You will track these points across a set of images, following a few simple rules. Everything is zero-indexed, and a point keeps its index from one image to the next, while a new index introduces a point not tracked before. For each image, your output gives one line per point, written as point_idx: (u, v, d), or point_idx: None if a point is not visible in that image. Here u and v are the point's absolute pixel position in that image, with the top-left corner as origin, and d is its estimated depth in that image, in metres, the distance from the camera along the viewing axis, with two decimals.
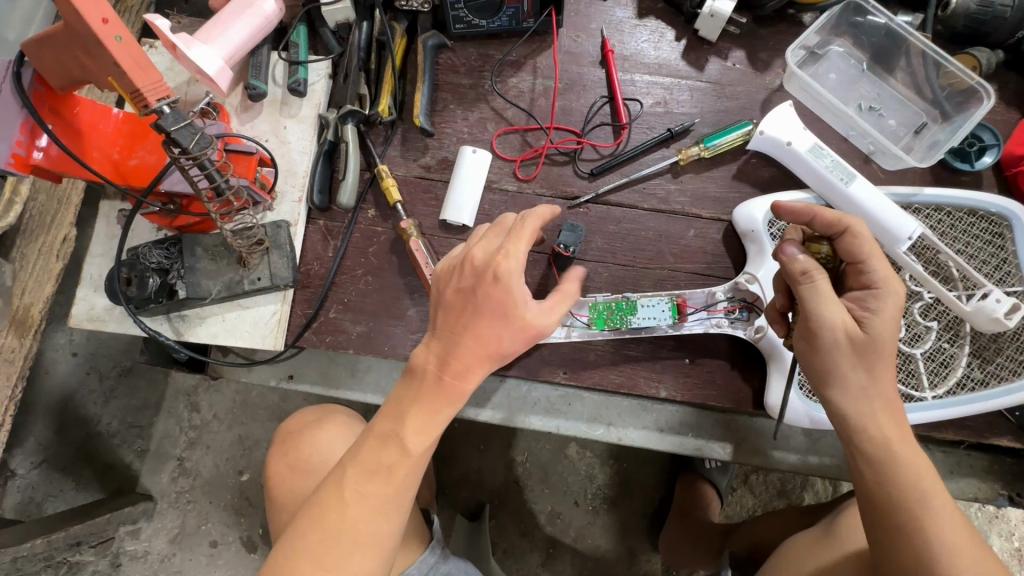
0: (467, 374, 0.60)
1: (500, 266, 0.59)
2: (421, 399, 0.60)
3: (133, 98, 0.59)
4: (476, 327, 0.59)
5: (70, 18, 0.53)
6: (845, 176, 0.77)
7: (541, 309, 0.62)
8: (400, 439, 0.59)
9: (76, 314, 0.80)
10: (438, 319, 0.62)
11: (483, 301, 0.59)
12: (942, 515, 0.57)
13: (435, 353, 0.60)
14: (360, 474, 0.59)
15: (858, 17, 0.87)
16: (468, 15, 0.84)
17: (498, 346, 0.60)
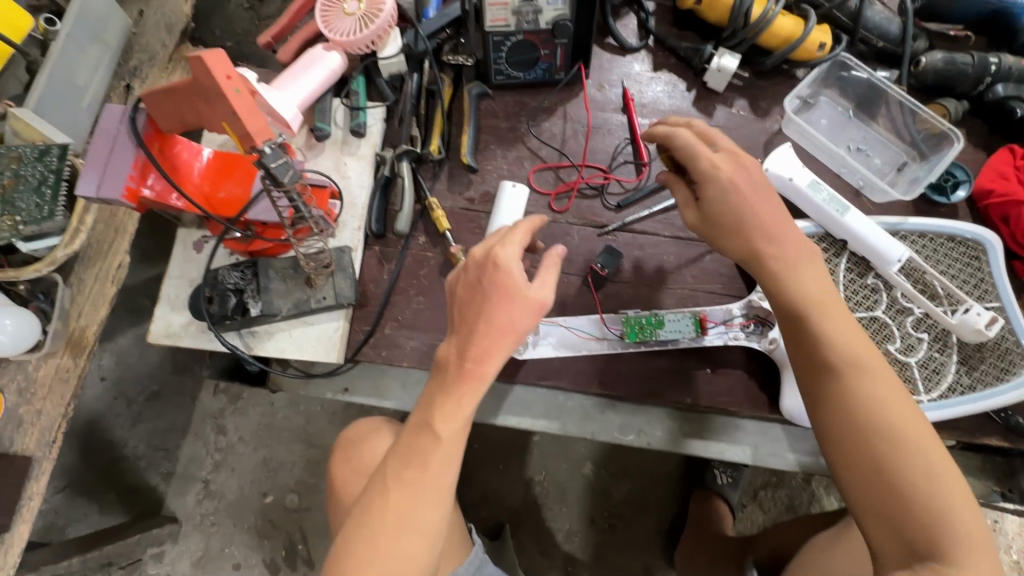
0: (487, 358, 0.67)
1: (498, 254, 0.68)
2: (446, 390, 0.68)
3: (242, 140, 0.68)
4: (490, 311, 0.67)
5: (200, 74, 0.63)
6: (839, 207, 0.89)
7: (538, 285, 0.70)
8: (431, 426, 0.67)
9: (155, 331, 0.88)
10: (454, 315, 0.70)
11: (490, 287, 0.67)
12: (926, 451, 0.63)
13: (455, 345, 0.69)
14: (400, 463, 0.68)
15: (843, 71, 1.01)
16: (508, 68, 0.97)
17: (512, 324, 0.67)
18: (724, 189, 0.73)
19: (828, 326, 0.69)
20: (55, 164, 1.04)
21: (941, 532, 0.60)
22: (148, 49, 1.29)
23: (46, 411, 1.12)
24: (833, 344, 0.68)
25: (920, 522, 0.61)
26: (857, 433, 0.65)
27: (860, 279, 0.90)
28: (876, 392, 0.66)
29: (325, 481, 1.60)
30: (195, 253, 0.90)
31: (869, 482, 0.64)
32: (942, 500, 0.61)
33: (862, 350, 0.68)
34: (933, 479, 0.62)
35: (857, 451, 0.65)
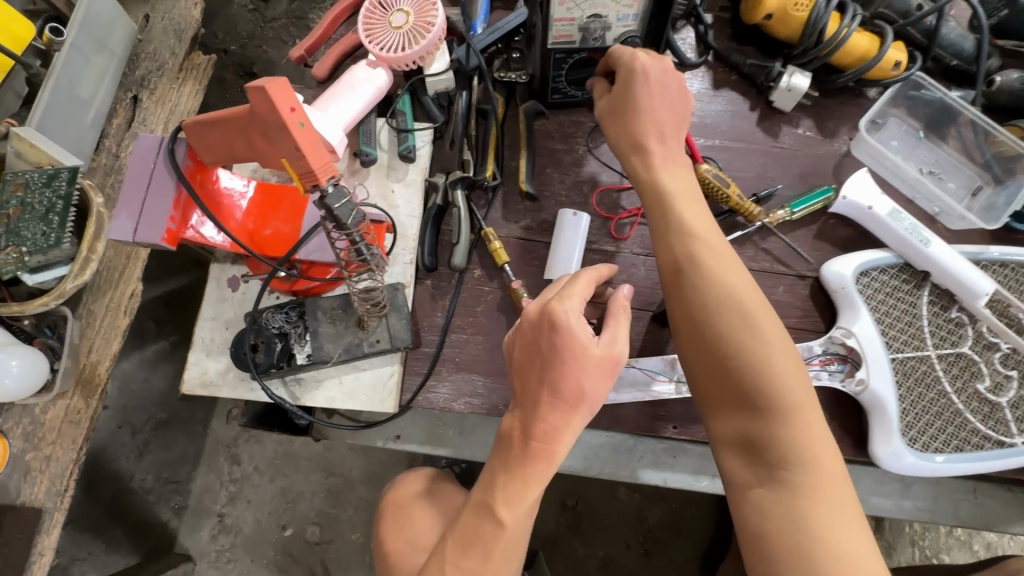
0: (557, 435, 0.63)
1: (556, 311, 0.63)
2: (511, 466, 0.64)
3: (303, 177, 0.61)
4: (554, 379, 0.63)
5: (261, 105, 0.56)
6: (923, 238, 0.84)
7: (606, 341, 0.65)
8: (491, 511, 0.64)
9: (189, 379, 0.79)
10: (517, 383, 0.67)
11: (552, 350, 0.63)
12: (784, 371, 0.62)
13: (520, 420, 0.65)
14: (459, 547, 0.65)
15: (914, 91, 0.96)
16: (566, 87, 0.90)
17: (582, 392, 0.63)
18: (647, 111, 0.72)
19: (713, 243, 0.68)
20: (64, 189, 0.92)
21: (802, 447, 0.60)
22: (156, 56, 1.15)
23: (56, 457, 1.00)
24: (711, 257, 0.67)
25: (768, 437, 0.61)
26: (715, 350, 0.64)
27: (943, 313, 0.85)
28: (745, 309, 0.64)
29: (347, 511, 1.49)
30: (230, 291, 0.82)
31: (728, 398, 0.64)
32: (805, 418, 0.61)
33: (719, 267, 0.66)
34: (788, 397, 0.61)
35: (710, 367, 0.65)
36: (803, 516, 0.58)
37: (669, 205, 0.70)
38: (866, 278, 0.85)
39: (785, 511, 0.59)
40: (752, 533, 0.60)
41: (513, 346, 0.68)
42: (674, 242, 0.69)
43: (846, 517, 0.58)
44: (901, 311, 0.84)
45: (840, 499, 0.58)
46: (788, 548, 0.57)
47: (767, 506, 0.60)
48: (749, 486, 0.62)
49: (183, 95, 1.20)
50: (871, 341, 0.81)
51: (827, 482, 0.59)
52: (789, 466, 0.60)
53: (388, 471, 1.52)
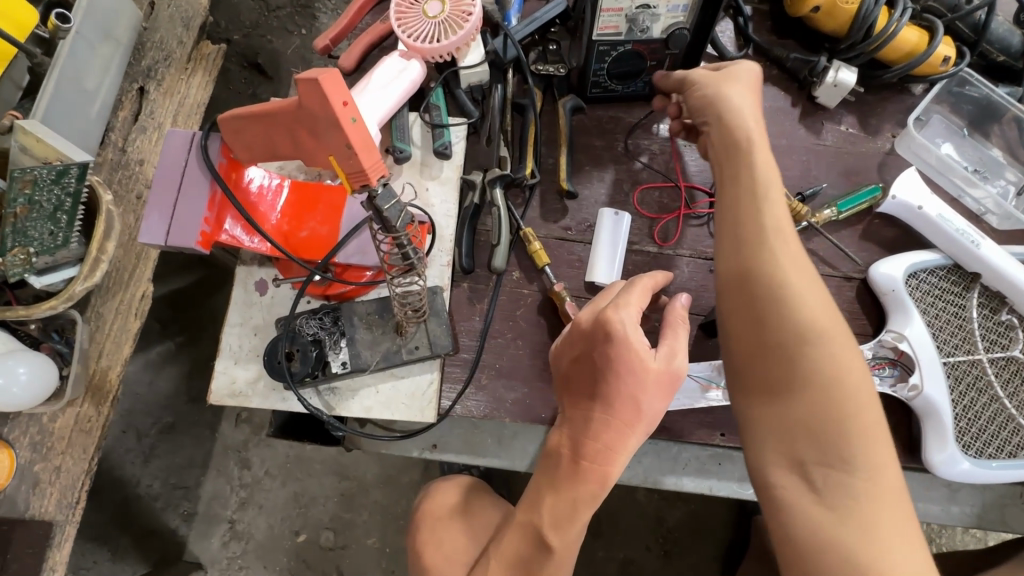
0: (611, 455, 0.58)
1: (610, 321, 0.59)
2: (560, 484, 0.59)
3: (354, 177, 0.59)
4: (609, 394, 0.58)
5: (315, 101, 0.54)
6: (974, 239, 0.81)
7: (663, 355, 0.60)
8: (538, 530, 0.60)
9: (217, 389, 0.75)
10: (565, 400, 0.62)
11: (606, 364, 0.58)
12: (856, 385, 0.59)
13: (568, 436, 0.60)
14: (502, 566, 0.62)
15: (958, 87, 0.94)
16: (607, 81, 0.86)
17: (638, 408, 0.58)
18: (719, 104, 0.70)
19: (788, 238, 0.64)
20: (73, 187, 0.87)
21: (861, 460, 0.57)
22: (163, 45, 1.09)
23: (66, 468, 0.92)
24: (787, 252, 0.63)
25: (827, 445, 0.58)
26: (780, 349, 0.61)
27: (992, 316, 0.83)
28: (819, 310, 0.61)
29: (362, 515, 1.43)
30: (258, 296, 0.78)
31: (781, 400, 0.60)
32: (869, 433, 0.58)
33: (796, 265, 0.63)
34: (856, 409, 0.58)
35: (771, 365, 0.61)
36: (853, 530, 0.55)
37: (748, 193, 0.66)
38: (915, 280, 0.83)
39: (822, 520, 0.56)
40: (790, 543, 0.57)
41: (561, 358, 0.64)
42: (744, 230, 0.65)
43: (900, 536, 0.55)
44: (950, 314, 0.82)
45: (897, 520, 0.56)
46: (832, 562, 0.55)
47: (811, 517, 0.57)
48: (788, 490, 0.59)
49: (193, 87, 1.12)
50: (924, 345, 0.79)
51: (886, 499, 0.56)
52: (847, 481, 0.57)
53: (402, 474, 1.45)
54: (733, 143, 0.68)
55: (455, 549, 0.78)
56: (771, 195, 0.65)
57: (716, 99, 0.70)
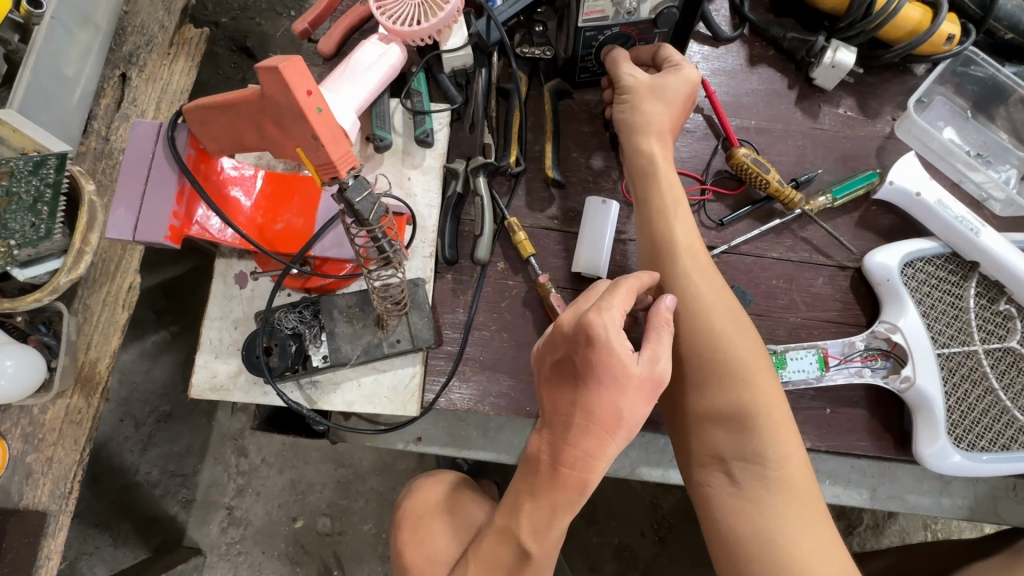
0: (590, 462, 0.57)
1: (590, 324, 0.56)
2: (538, 491, 0.59)
3: (325, 169, 0.57)
4: (589, 401, 0.56)
5: (278, 92, 0.52)
6: (974, 226, 0.78)
7: (646, 359, 0.59)
8: (515, 538, 0.61)
9: (198, 383, 0.75)
10: (546, 400, 0.61)
11: (585, 367, 0.56)
12: (765, 385, 0.66)
13: (547, 441, 0.59)
14: (479, 571, 0.63)
15: (963, 66, 0.91)
16: (596, 65, 0.83)
17: (619, 416, 0.56)
18: (644, 114, 0.75)
19: (699, 257, 0.72)
20: (53, 177, 0.86)
21: (773, 453, 0.63)
22: (144, 30, 1.06)
23: (59, 459, 0.92)
24: (697, 271, 0.71)
25: (742, 441, 0.64)
26: (694, 360, 0.68)
27: (990, 306, 0.80)
28: (724, 322, 0.68)
29: (359, 502, 1.44)
30: (238, 289, 0.77)
31: (695, 402, 0.67)
32: (777, 428, 0.64)
33: (706, 281, 0.70)
34: (767, 408, 0.65)
35: (687, 373, 0.68)
36: (766, 517, 0.61)
37: (662, 215, 0.73)
38: (911, 269, 0.81)
39: (741, 513, 0.63)
40: (717, 533, 0.64)
41: (541, 359, 0.63)
42: (663, 248, 0.72)
43: (808, 518, 0.61)
44: (947, 304, 0.80)
45: (805, 504, 0.62)
46: (749, 545, 0.61)
47: (731, 506, 0.63)
48: (712, 486, 0.65)
49: (176, 73, 1.07)
50: (918, 335, 0.77)
51: (797, 487, 0.62)
52: (763, 473, 0.63)
53: (397, 462, 1.45)
54: (654, 167, 0.75)
55: (437, 548, 0.78)
56: (682, 220, 0.73)
57: (636, 111, 0.76)
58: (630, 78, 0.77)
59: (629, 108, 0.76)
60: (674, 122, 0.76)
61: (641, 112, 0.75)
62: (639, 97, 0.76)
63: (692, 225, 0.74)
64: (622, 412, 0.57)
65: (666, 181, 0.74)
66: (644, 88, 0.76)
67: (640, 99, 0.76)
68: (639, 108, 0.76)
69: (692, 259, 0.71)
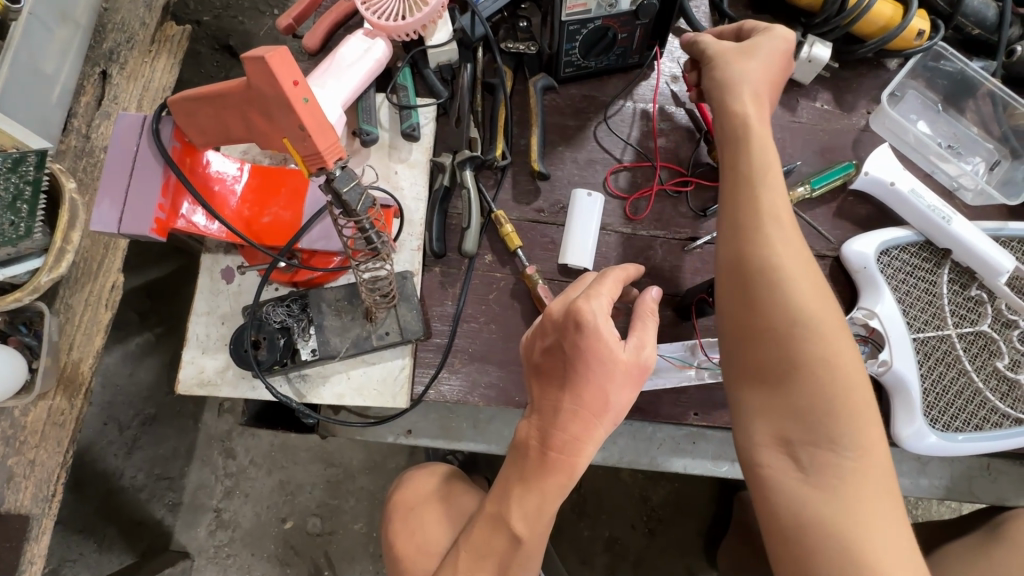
0: (578, 446, 0.59)
1: (579, 311, 0.57)
2: (529, 477, 0.60)
3: (309, 159, 0.57)
4: (578, 386, 0.58)
5: (263, 82, 0.52)
6: (945, 214, 0.81)
7: (633, 346, 0.60)
8: (507, 525, 0.61)
9: (185, 379, 0.74)
10: (534, 389, 0.62)
11: (574, 353, 0.58)
12: (848, 368, 0.62)
13: (536, 427, 0.60)
14: (472, 558, 0.63)
15: (933, 62, 0.94)
16: (580, 59, 0.84)
17: (606, 401, 0.58)
18: (733, 75, 0.72)
19: (786, 227, 0.66)
20: (32, 175, 0.84)
21: (849, 441, 0.60)
22: (124, 27, 1.04)
23: (41, 461, 0.90)
24: (783, 242, 0.65)
25: (814, 425, 0.61)
26: (772, 334, 0.63)
27: (962, 292, 0.83)
28: (812, 297, 0.63)
29: (349, 501, 1.43)
30: (225, 284, 0.76)
31: (767, 378, 0.64)
32: (857, 415, 0.61)
33: (793, 253, 0.65)
34: (846, 393, 0.61)
35: (761, 347, 0.64)
36: (835, 507, 0.58)
37: (749, 180, 0.68)
38: (887, 257, 0.83)
39: (806, 500, 0.60)
40: (777, 519, 0.61)
41: (532, 347, 0.63)
42: (744, 215, 0.67)
43: (881, 513, 0.58)
44: (921, 291, 0.82)
45: (878, 500, 0.59)
46: (814, 534, 0.58)
47: (797, 493, 0.60)
48: (774, 470, 0.62)
49: (157, 70, 1.07)
50: (893, 320, 0.80)
51: (871, 480, 0.60)
52: (833, 461, 0.60)
53: (388, 460, 1.45)
54: (740, 128, 0.70)
55: (429, 539, 0.78)
56: (768, 187, 0.67)
57: (723, 76, 0.72)
58: (714, 48, 0.75)
59: (716, 72, 0.73)
60: (762, 87, 0.72)
61: (729, 74, 0.72)
62: (732, 64, 0.72)
63: (777, 193, 0.68)
64: (610, 397, 0.59)
65: (753, 143, 0.69)
66: (730, 53, 0.73)
67: (733, 65, 0.72)
68: (729, 73, 0.72)
69: (779, 228, 0.66)
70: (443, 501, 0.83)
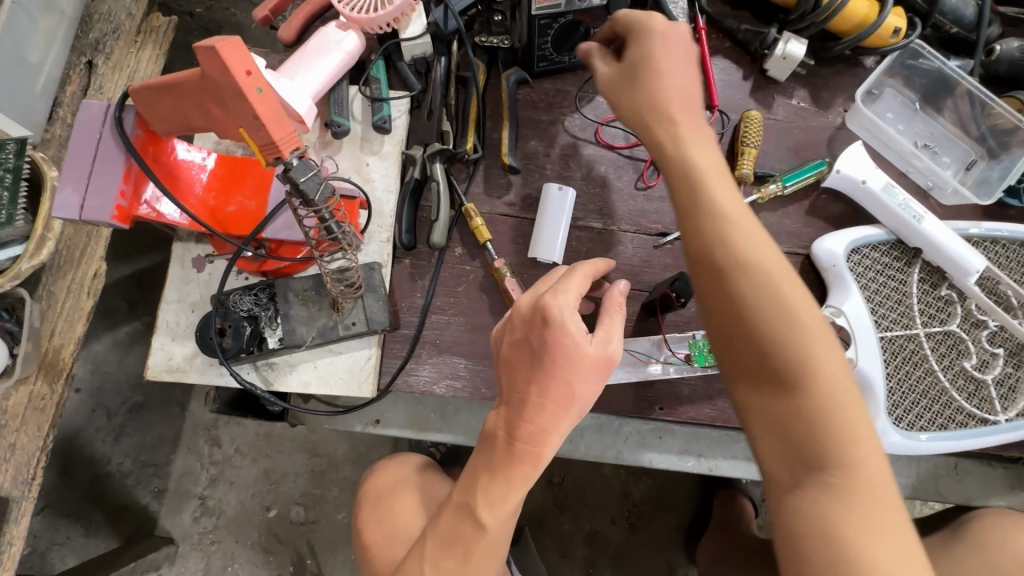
0: (543, 437, 0.59)
1: (547, 304, 0.59)
2: (494, 465, 0.60)
3: (265, 150, 0.58)
4: (544, 379, 0.59)
5: (216, 70, 0.53)
6: (916, 213, 0.81)
7: (600, 340, 0.61)
8: (472, 512, 0.61)
9: (154, 365, 0.75)
10: (503, 380, 0.63)
11: (541, 346, 0.59)
12: (837, 374, 0.56)
13: (504, 418, 0.61)
14: (438, 545, 0.62)
15: (912, 60, 0.93)
16: (553, 54, 0.84)
17: (572, 392, 0.59)
18: (659, 51, 0.66)
19: (741, 214, 0.60)
20: (13, 162, 0.86)
21: (840, 456, 0.54)
22: (111, 17, 1.05)
23: (21, 445, 0.92)
24: (740, 238, 0.59)
25: (808, 441, 0.55)
26: (765, 341, 0.57)
27: (933, 291, 0.83)
28: (797, 309, 0.57)
29: (332, 491, 1.45)
30: (195, 273, 0.77)
31: (773, 387, 0.57)
32: (854, 430, 0.55)
33: (755, 242, 0.59)
34: (843, 402, 0.55)
35: (751, 356, 0.58)
36: (840, 528, 0.52)
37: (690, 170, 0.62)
38: (857, 255, 0.83)
39: (819, 521, 0.53)
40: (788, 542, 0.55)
41: (502, 338, 0.64)
42: (709, 207, 0.61)
43: (897, 533, 0.52)
44: (890, 289, 0.83)
45: (882, 519, 0.52)
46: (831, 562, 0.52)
47: (805, 514, 0.54)
48: (787, 499, 0.56)
49: (143, 60, 1.09)
50: (860, 319, 0.80)
51: (870, 497, 0.53)
52: (831, 477, 0.54)
53: (371, 451, 1.46)
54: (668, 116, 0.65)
55: (391, 531, 0.79)
56: (728, 216, 0.59)
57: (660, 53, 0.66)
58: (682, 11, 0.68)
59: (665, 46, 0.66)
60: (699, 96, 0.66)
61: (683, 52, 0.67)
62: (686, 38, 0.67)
63: (730, 191, 0.62)
64: (578, 390, 0.59)
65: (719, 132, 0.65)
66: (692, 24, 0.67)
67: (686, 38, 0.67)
68: (655, 69, 0.66)
69: (736, 215, 0.60)
70: (412, 492, 0.84)
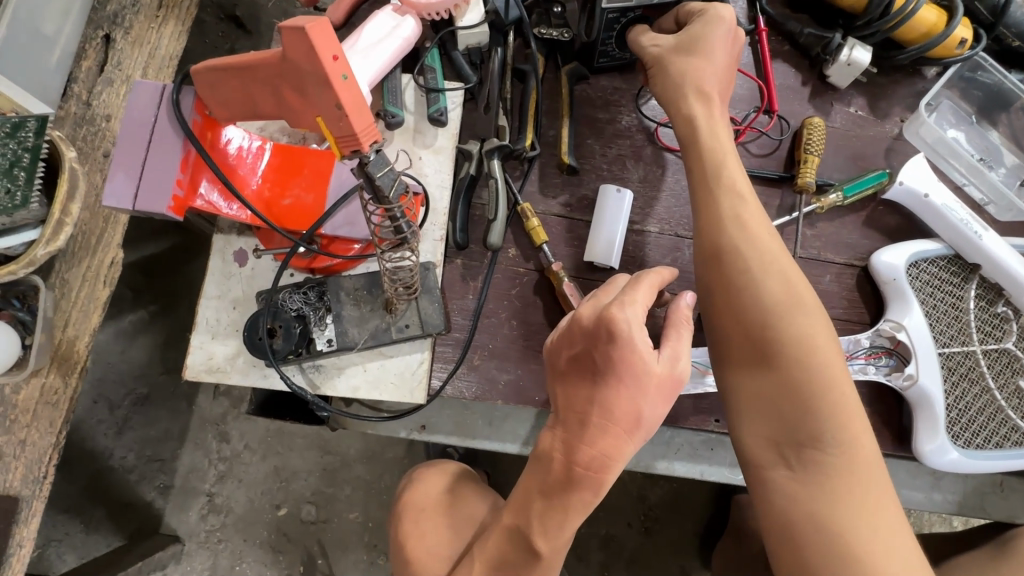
0: (606, 463, 0.56)
1: (614, 317, 0.55)
2: (548, 489, 0.58)
3: (344, 142, 0.54)
4: (607, 399, 0.55)
5: (300, 55, 0.49)
6: (977, 229, 0.80)
7: (667, 358, 0.58)
8: (526, 537, 0.59)
9: (193, 365, 0.71)
10: (560, 396, 0.59)
11: (605, 364, 0.55)
12: (833, 367, 0.62)
13: (562, 439, 0.58)
14: (487, 569, 0.62)
15: (971, 72, 0.92)
16: (616, 50, 0.81)
17: (638, 418, 0.56)
18: (700, 60, 0.70)
19: (750, 223, 0.67)
20: (31, 142, 0.78)
21: (832, 438, 0.61)
22: None
23: (32, 442, 0.86)
24: (750, 246, 0.66)
25: (799, 425, 0.62)
26: (762, 335, 0.64)
27: (988, 308, 0.82)
28: (799, 312, 0.63)
29: (344, 490, 1.41)
30: (237, 267, 0.73)
31: (769, 376, 0.63)
32: (845, 418, 0.61)
33: (761, 247, 0.66)
34: (834, 393, 0.62)
35: (754, 350, 0.64)
36: (823, 501, 0.60)
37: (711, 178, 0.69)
38: (916, 269, 0.82)
39: (807, 496, 0.61)
40: (775, 511, 0.62)
41: (557, 353, 0.61)
42: (724, 216, 0.68)
43: (878, 506, 0.60)
44: (948, 305, 0.81)
45: (865, 494, 0.60)
46: (813, 528, 0.60)
47: (790, 491, 0.62)
48: (776, 478, 0.63)
49: (164, 36, 0.97)
50: (922, 335, 0.78)
51: (858, 473, 0.60)
52: (822, 458, 0.61)
53: (386, 450, 1.43)
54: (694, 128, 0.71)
55: (436, 543, 0.75)
56: (743, 224, 0.67)
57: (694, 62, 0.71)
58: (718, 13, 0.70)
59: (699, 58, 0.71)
60: (727, 118, 0.72)
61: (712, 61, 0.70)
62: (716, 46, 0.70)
63: (744, 202, 0.68)
64: (643, 412, 0.56)
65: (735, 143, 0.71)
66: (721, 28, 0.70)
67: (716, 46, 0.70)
68: (683, 80, 0.71)
69: (749, 226, 0.67)
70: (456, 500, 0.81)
